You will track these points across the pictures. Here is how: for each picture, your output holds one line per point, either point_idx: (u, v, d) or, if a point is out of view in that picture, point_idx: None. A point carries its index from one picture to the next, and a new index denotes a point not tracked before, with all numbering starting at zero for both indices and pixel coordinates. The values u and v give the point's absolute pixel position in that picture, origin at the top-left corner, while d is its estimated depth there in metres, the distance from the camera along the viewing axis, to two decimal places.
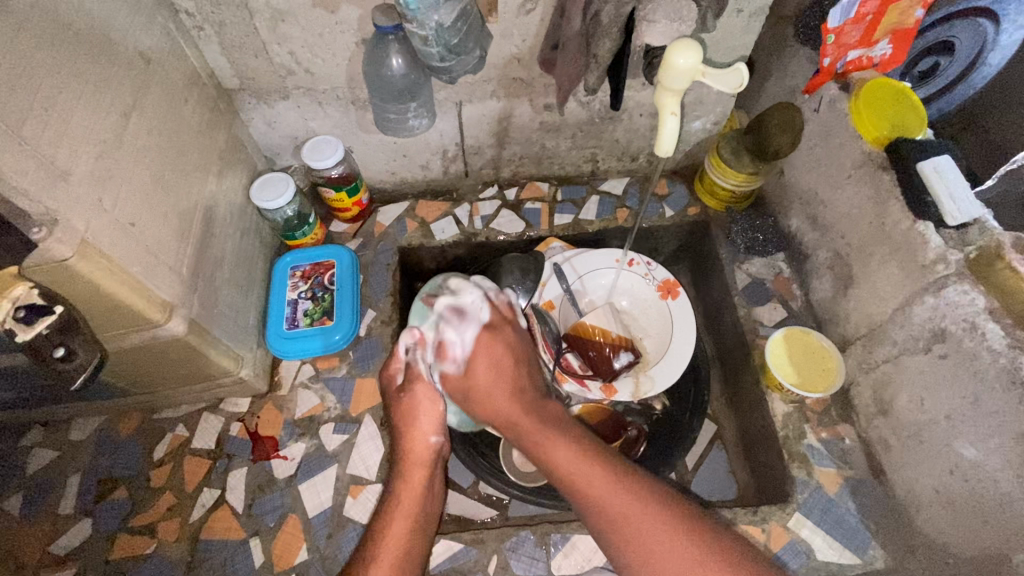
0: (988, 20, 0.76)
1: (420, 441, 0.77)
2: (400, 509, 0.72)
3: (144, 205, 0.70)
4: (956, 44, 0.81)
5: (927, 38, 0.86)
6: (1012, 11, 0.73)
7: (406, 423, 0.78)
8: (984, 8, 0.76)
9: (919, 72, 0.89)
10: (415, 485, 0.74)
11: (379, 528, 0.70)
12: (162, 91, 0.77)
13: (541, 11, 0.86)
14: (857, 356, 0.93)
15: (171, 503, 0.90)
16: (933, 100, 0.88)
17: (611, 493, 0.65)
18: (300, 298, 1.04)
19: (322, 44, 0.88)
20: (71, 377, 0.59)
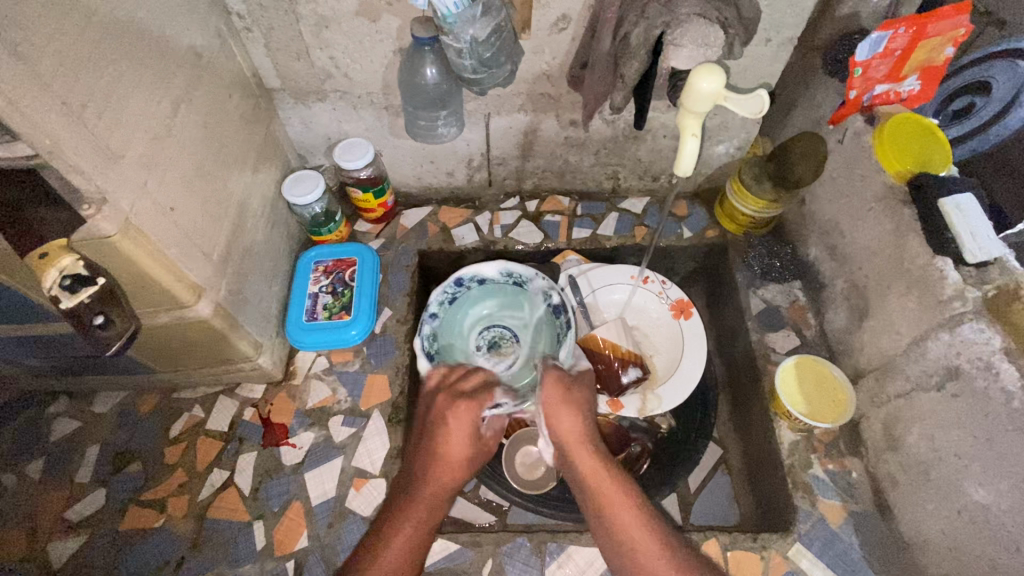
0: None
1: (452, 465, 0.74)
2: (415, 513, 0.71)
3: (183, 191, 0.74)
4: (992, 85, 0.82)
5: (963, 77, 0.86)
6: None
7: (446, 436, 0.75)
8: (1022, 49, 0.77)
9: (952, 112, 0.89)
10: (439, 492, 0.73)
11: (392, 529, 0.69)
12: (209, 86, 0.81)
13: (573, 29, 0.89)
14: (869, 390, 0.92)
15: (182, 480, 0.93)
16: (965, 141, 0.88)
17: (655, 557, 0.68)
18: (321, 292, 1.05)
19: (361, 51, 0.92)
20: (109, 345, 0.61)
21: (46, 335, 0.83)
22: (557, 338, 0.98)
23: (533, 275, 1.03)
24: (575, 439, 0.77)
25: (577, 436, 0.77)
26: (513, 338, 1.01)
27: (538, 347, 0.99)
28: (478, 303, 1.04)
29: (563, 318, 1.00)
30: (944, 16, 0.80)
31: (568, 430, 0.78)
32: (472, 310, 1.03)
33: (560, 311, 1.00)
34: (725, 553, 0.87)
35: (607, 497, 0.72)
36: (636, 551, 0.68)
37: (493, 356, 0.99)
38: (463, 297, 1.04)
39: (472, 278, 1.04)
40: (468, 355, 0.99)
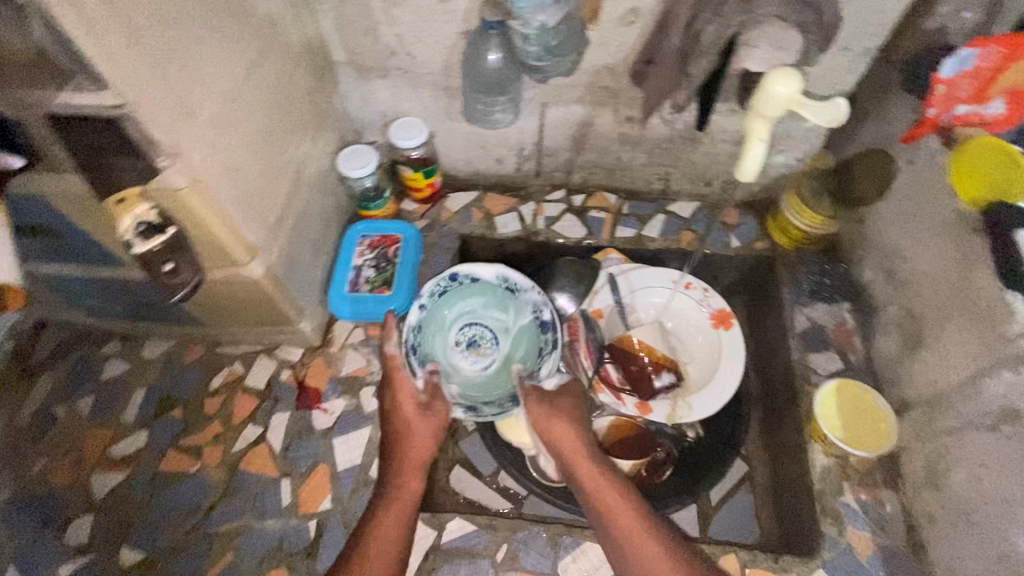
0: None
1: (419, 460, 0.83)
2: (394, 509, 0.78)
3: (248, 153, 0.76)
4: None
5: None
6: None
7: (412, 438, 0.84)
8: None
9: None
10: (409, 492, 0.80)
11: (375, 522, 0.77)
12: (281, 54, 0.84)
13: (643, 23, 0.87)
14: (914, 422, 0.88)
15: (218, 431, 0.97)
16: None
17: (658, 553, 0.73)
18: (365, 265, 1.07)
19: (427, 30, 0.93)
20: (174, 292, 0.69)
21: (107, 279, 0.87)
22: (540, 354, 0.98)
23: (529, 287, 1.00)
24: (574, 449, 0.83)
25: (575, 446, 0.84)
26: (494, 340, 1.00)
27: (517, 357, 0.99)
28: (467, 299, 1.02)
29: (548, 334, 0.99)
30: None
31: (562, 442, 0.84)
32: (458, 304, 1.01)
33: (546, 327, 0.99)
34: (743, 570, 0.85)
35: (607, 502, 0.78)
36: (641, 551, 0.74)
37: (471, 356, 0.99)
38: (452, 291, 1.01)
39: (466, 274, 1.01)
40: (446, 351, 0.99)
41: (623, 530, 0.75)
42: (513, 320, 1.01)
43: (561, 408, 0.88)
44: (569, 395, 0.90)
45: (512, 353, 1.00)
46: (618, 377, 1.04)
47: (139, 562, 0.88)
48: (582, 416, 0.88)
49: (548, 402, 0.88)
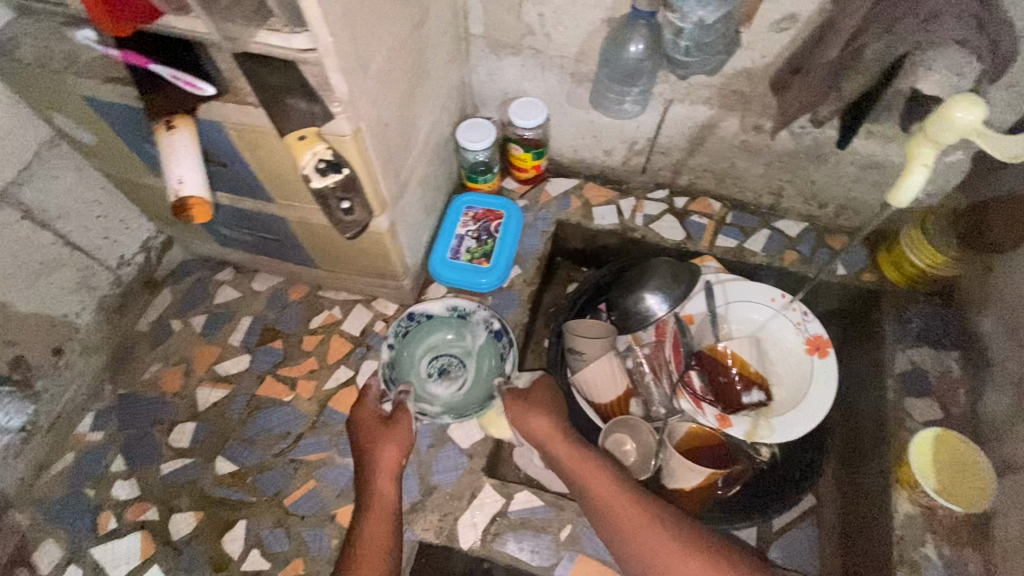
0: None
1: (390, 463, 0.83)
2: (376, 511, 0.79)
3: (395, 112, 0.80)
4: None
5: None
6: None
7: (375, 445, 0.84)
8: None
9: None
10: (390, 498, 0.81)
11: (357, 531, 0.78)
12: (434, 19, 0.86)
13: (796, 31, 0.85)
14: (1019, 486, 0.83)
15: (313, 367, 1.03)
16: None
17: (656, 538, 0.75)
18: (467, 235, 1.10)
19: (570, 13, 0.94)
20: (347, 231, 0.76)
21: (240, 211, 0.94)
22: (501, 361, 0.98)
23: (474, 306, 0.99)
24: (550, 436, 0.85)
25: (551, 432, 0.85)
26: (460, 364, 0.99)
27: (483, 370, 0.98)
28: (427, 334, 1.00)
29: (504, 341, 0.99)
30: None
31: (542, 435, 0.86)
32: (422, 342, 1.00)
33: (500, 336, 0.99)
34: None
35: (599, 490, 0.80)
36: (638, 536, 0.76)
37: (442, 385, 0.97)
38: (414, 332, 1.00)
39: (421, 312, 1.00)
40: (418, 383, 0.97)
41: (618, 518, 0.78)
42: (472, 342, 1.00)
43: (534, 401, 0.89)
44: (540, 388, 0.92)
45: (480, 372, 0.98)
46: (700, 386, 1.03)
47: (231, 472, 0.96)
48: (555, 406, 0.89)
49: (519, 399, 0.90)
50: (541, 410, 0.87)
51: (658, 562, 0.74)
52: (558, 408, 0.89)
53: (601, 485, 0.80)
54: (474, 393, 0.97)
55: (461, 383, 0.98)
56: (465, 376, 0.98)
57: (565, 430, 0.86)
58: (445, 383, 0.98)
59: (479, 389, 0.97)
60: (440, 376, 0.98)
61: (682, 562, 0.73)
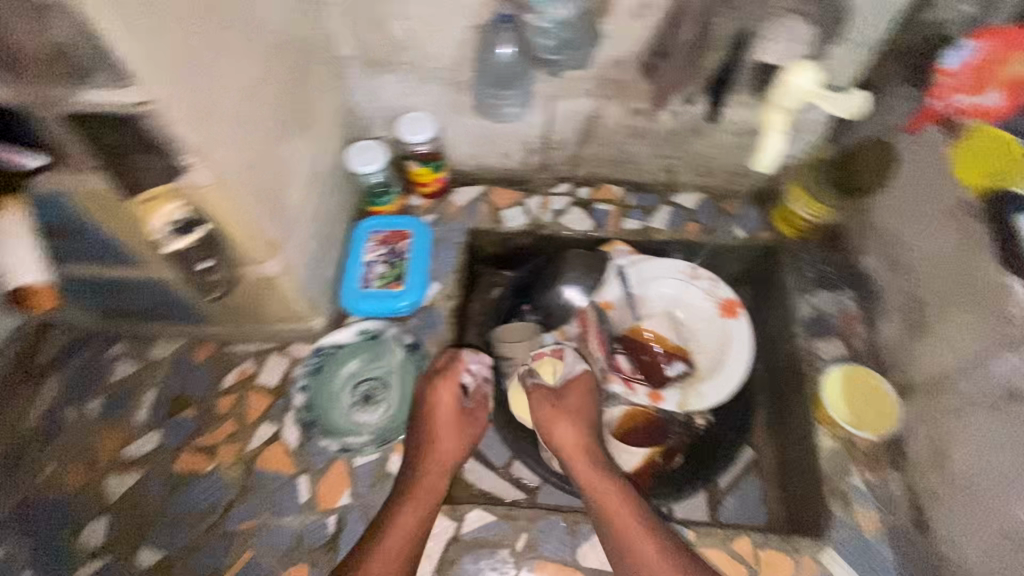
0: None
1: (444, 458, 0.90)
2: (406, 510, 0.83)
3: (264, 152, 0.76)
4: None
5: None
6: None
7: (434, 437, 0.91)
8: None
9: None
10: (430, 494, 0.85)
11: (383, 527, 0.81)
12: (293, 47, 0.82)
13: (652, 17, 0.88)
14: (918, 405, 0.91)
15: (232, 430, 0.97)
16: None
17: (648, 546, 0.80)
18: (376, 261, 1.07)
19: (437, 24, 0.92)
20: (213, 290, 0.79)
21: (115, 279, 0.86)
22: (420, 372, 0.99)
23: (385, 326, 1.02)
24: (573, 445, 0.91)
25: (573, 441, 0.91)
26: (383, 385, 0.99)
27: (404, 387, 0.99)
28: (343, 365, 0.99)
29: (420, 353, 1.01)
30: None
31: (563, 441, 0.91)
32: (339, 372, 0.98)
33: (415, 348, 1.01)
34: (755, 552, 0.87)
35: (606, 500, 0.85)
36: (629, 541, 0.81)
37: (369, 411, 0.97)
38: (328, 365, 0.98)
39: (332, 344, 1.00)
40: (345, 414, 0.96)
41: (621, 528, 0.82)
42: (390, 360, 1.00)
43: (565, 406, 0.95)
44: (573, 393, 0.97)
45: (404, 388, 0.99)
46: (631, 368, 1.07)
47: (157, 563, 0.88)
48: (588, 416, 0.95)
49: (551, 400, 0.96)
50: (577, 422, 0.93)
51: (644, 563, 0.79)
52: (590, 415, 0.95)
53: (610, 494, 0.86)
54: (403, 409, 0.97)
55: (388, 402, 0.97)
56: (391, 395, 0.98)
57: (593, 438, 0.93)
58: (373, 407, 0.97)
59: (407, 404, 0.97)
60: (367, 402, 0.97)
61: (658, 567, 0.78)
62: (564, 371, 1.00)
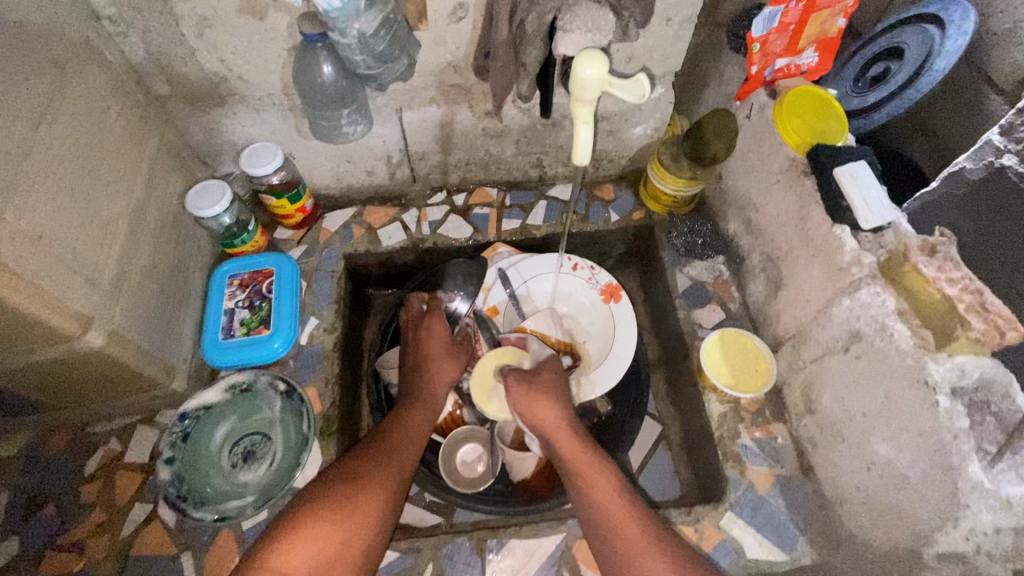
0: (936, 27, 0.83)
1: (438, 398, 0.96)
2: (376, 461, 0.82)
3: (58, 217, 0.68)
4: (905, 50, 0.87)
5: (879, 45, 0.92)
6: (956, 18, 0.81)
7: (435, 378, 0.97)
8: (931, 16, 0.84)
9: (870, 78, 0.92)
10: (402, 471, 0.83)
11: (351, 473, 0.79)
12: (82, 96, 0.75)
13: (472, 19, 0.86)
14: (787, 357, 0.95)
15: (102, 519, 0.88)
16: (882, 106, 0.89)
17: (631, 529, 0.76)
18: (237, 307, 1.00)
19: (252, 51, 0.87)
20: None
21: None
22: (301, 419, 0.92)
23: (256, 376, 0.95)
24: (558, 426, 0.88)
25: (552, 421, 0.89)
26: (263, 440, 0.92)
27: (286, 437, 0.92)
28: (214, 428, 0.91)
29: (298, 398, 0.94)
30: None
31: (547, 420, 0.89)
32: (209, 437, 0.90)
33: (291, 393, 0.94)
34: None
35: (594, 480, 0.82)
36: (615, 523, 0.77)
37: (250, 471, 0.89)
38: (195, 431, 0.90)
39: (197, 407, 0.92)
40: (223, 479, 0.89)
41: (586, 488, 0.81)
42: (267, 412, 0.93)
43: (539, 385, 0.92)
44: (544, 371, 0.96)
45: (286, 439, 0.92)
46: (517, 335, 1.05)
47: None
48: (560, 392, 0.93)
49: (525, 380, 0.93)
50: (547, 389, 0.92)
51: (611, 525, 0.77)
52: (555, 382, 0.94)
53: (580, 462, 0.84)
54: (288, 462, 0.90)
55: (270, 457, 0.91)
56: (272, 450, 0.91)
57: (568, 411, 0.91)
58: (254, 466, 0.90)
59: (290, 457, 0.90)
60: (246, 461, 0.90)
61: (642, 551, 0.74)
62: (534, 358, 1.00)
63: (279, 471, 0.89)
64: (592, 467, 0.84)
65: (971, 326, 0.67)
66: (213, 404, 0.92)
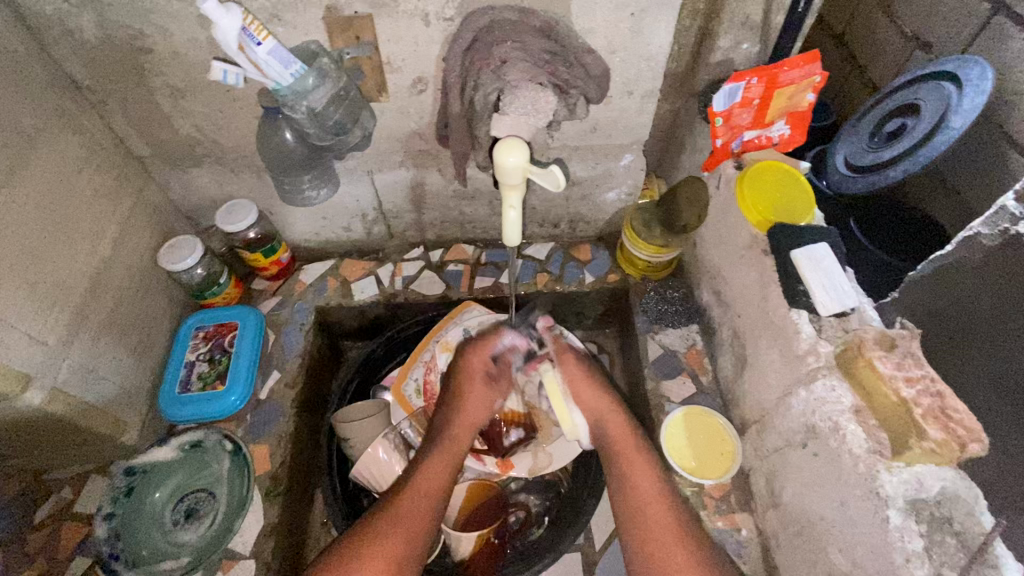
0: (952, 83, 0.82)
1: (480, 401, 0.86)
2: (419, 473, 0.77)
3: (5, 280, 0.71)
4: (921, 105, 0.85)
5: (896, 100, 0.90)
6: (975, 75, 0.80)
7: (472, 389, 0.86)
8: (948, 74, 0.84)
9: (886, 133, 0.90)
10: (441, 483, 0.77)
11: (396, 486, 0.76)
12: (51, 165, 0.79)
13: (432, 91, 0.88)
14: (752, 441, 0.89)
15: (42, 571, 0.86)
16: (900, 160, 0.85)
17: (676, 546, 0.70)
18: (197, 360, 1.02)
19: (223, 118, 0.92)
20: None
21: None
22: (243, 477, 0.93)
23: (206, 434, 0.96)
24: (609, 415, 0.82)
25: (606, 408, 0.82)
26: (207, 497, 0.92)
27: (228, 495, 0.92)
28: (160, 484, 0.92)
29: (244, 455, 0.95)
30: (799, 65, 0.83)
31: (596, 405, 0.83)
32: (154, 494, 0.91)
33: (237, 450, 0.94)
34: None
35: (630, 461, 0.78)
36: (653, 526, 0.72)
37: (191, 528, 0.89)
38: (140, 488, 0.92)
39: (147, 462, 0.94)
40: (164, 536, 0.88)
41: (638, 501, 0.75)
42: (213, 468, 0.94)
43: (589, 375, 0.85)
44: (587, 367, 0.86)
45: (229, 496, 0.92)
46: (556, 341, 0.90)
47: None
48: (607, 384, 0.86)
49: (579, 363, 0.86)
50: (586, 371, 0.86)
51: (659, 542, 0.71)
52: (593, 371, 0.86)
53: (629, 453, 0.79)
54: (229, 520, 0.89)
55: (212, 513, 0.90)
56: (213, 507, 0.91)
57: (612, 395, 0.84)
58: (195, 524, 0.89)
59: (232, 513, 0.90)
60: (188, 517, 0.90)
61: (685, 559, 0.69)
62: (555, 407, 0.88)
63: (221, 528, 0.89)
64: (640, 471, 0.77)
65: (928, 436, 0.60)
66: (163, 461, 0.94)
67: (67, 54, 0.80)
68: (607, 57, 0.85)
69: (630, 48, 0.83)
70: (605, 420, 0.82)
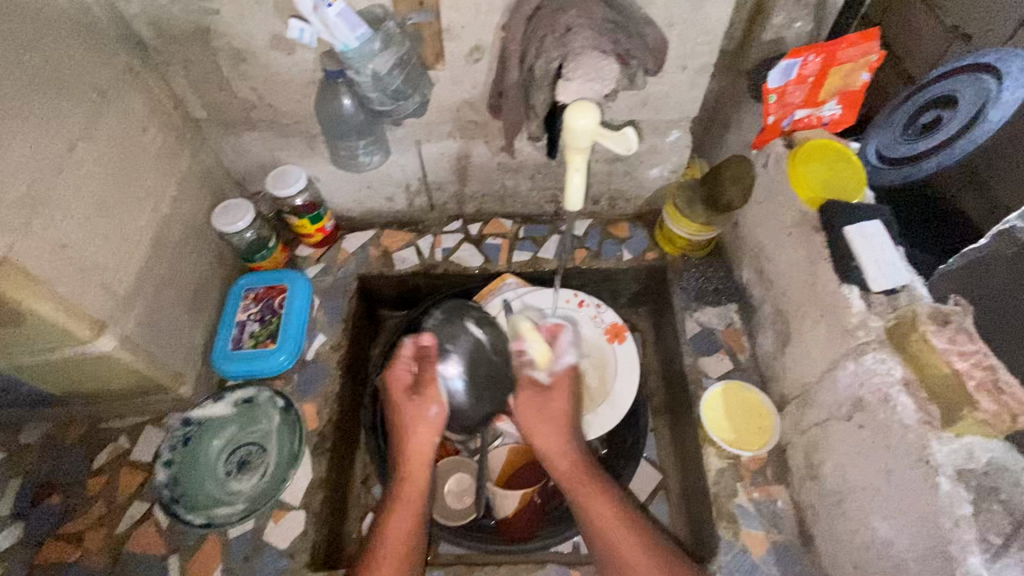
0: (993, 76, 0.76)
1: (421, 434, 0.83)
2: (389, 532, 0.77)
3: (82, 229, 0.74)
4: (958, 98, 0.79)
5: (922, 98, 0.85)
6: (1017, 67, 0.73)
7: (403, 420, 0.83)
8: (987, 66, 0.77)
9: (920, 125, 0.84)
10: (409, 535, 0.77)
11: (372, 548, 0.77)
12: (121, 122, 0.82)
13: (488, 60, 0.89)
14: (792, 416, 0.91)
15: (102, 513, 0.90)
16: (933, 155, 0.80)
17: None
18: (248, 320, 1.05)
19: (280, 82, 0.94)
20: None
21: None
22: (293, 434, 0.96)
23: (260, 391, 0.99)
24: (572, 466, 0.82)
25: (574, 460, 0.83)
26: (259, 451, 0.95)
27: (278, 451, 0.95)
28: (213, 437, 0.95)
29: (295, 413, 0.98)
30: (855, 43, 0.84)
31: (560, 452, 0.83)
32: (208, 445, 0.94)
33: (289, 407, 0.98)
34: None
35: (595, 508, 0.78)
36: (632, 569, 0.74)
37: (243, 480, 0.92)
38: (196, 438, 0.95)
39: (202, 415, 0.96)
40: (217, 485, 0.92)
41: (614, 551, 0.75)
42: (263, 425, 0.97)
43: (548, 413, 0.85)
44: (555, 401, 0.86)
45: (279, 452, 0.95)
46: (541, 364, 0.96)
47: None
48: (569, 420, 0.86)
49: (539, 404, 0.86)
50: (555, 407, 0.86)
51: None
52: (558, 406, 0.86)
53: (594, 501, 0.79)
54: (280, 474, 0.93)
55: (265, 467, 0.94)
56: (266, 461, 0.94)
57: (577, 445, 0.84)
58: (248, 476, 0.93)
59: (282, 468, 0.93)
60: (241, 470, 0.93)
61: None
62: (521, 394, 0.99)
63: (273, 481, 0.92)
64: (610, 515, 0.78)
65: (982, 407, 0.62)
66: (215, 415, 0.97)
67: (138, 13, 0.82)
68: (664, 30, 0.85)
69: (688, 21, 0.84)
70: (572, 472, 0.82)
